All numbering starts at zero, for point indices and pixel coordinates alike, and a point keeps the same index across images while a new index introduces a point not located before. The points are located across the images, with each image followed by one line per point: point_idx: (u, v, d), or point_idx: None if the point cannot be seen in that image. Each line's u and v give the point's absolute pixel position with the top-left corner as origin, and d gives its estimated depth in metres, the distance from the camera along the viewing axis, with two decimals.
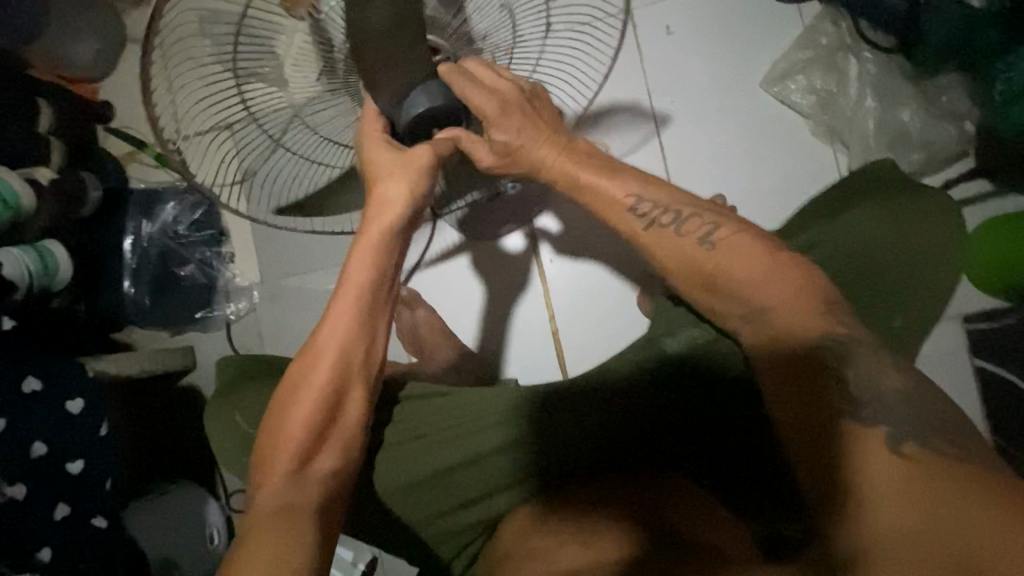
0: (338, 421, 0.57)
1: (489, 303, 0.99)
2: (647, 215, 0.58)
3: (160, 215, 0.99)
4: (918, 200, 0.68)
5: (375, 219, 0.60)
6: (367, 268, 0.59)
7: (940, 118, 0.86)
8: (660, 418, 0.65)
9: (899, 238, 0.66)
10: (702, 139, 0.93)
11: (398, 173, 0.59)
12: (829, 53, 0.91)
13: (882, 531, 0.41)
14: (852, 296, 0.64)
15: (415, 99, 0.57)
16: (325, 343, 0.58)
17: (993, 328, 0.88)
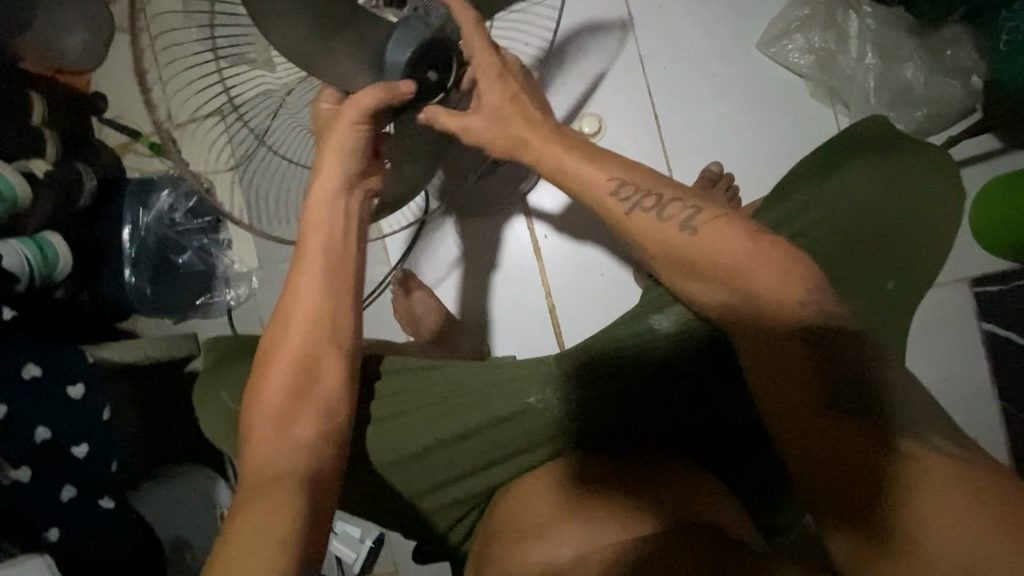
0: (315, 388, 0.56)
1: (486, 281, 0.98)
2: (629, 199, 0.54)
3: (154, 204, 0.99)
4: (927, 165, 0.65)
5: (326, 180, 0.59)
6: (325, 223, 0.59)
7: (944, 73, 0.82)
8: (652, 390, 0.63)
9: (892, 193, 0.64)
10: (695, 105, 0.91)
11: (336, 129, 0.58)
12: (828, 8, 0.86)
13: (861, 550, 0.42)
14: (844, 264, 0.61)
15: (404, 44, 0.58)
16: (296, 305, 0.57)
17: (1001, 290, 0.85)
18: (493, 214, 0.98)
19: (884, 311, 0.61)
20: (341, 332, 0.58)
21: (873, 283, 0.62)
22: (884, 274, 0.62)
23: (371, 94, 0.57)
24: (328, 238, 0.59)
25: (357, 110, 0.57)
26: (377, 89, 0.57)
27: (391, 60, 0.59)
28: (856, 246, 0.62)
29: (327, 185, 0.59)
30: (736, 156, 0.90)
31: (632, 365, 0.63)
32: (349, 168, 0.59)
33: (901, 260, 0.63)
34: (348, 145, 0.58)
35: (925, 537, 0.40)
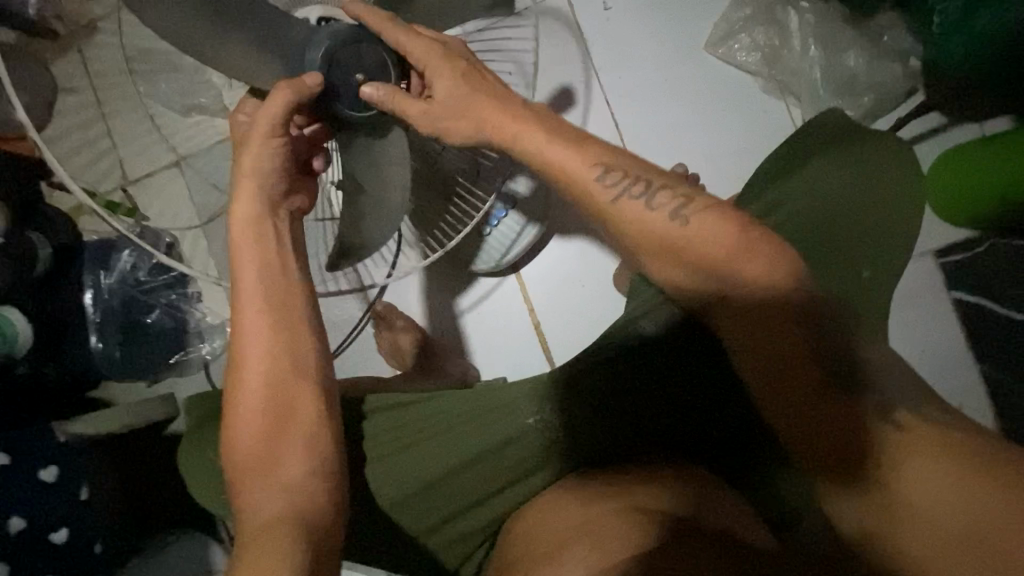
0: (288, 424, 0.55)
1: (467, 304, 0.97)
2: (614, 186, 0.53)
3: (116, 264, 0.96)
4: (875, 145, 0.68)
5: (248, 207, 0.58)
6: (260, 257, 0.58)
7: (884, 58, 0.85)
8: (650, 392, 0.63)
9: (854, 176, 0.65)
10: (655, 110, 0.93)
11: (249, 149, 0.57)
12: (768, 7, 0.89)
13: (848, 494, 0.48)
14: (818, 253, 0.63)
15: (314, 48, 0.60)
16: (250, 349, 0.56)
17: (965, 259, 0.88)
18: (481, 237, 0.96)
19: (864, 296, 0.62)
20: (302, 361, 0.57)
21: (850, 271, 0.63)
22: (858, 262, 0.63)
23: (279, 97, 0.56)
24: (264, 268, 0.58)
25: (264, 125, 0.56)
26: (281, 94, 0.56)
27: (307, 59, 0.60)
28: (828, 235, 0.63)
29: (252, 211, 0.58)
30: (699, 155, 0.92)
31: (622, 373, 0.63)
32: (280, 185, 0.59)
33: (870, 246, 0.64)
34: (266, 164, 0.58)
35: (908, 475, 0.46)
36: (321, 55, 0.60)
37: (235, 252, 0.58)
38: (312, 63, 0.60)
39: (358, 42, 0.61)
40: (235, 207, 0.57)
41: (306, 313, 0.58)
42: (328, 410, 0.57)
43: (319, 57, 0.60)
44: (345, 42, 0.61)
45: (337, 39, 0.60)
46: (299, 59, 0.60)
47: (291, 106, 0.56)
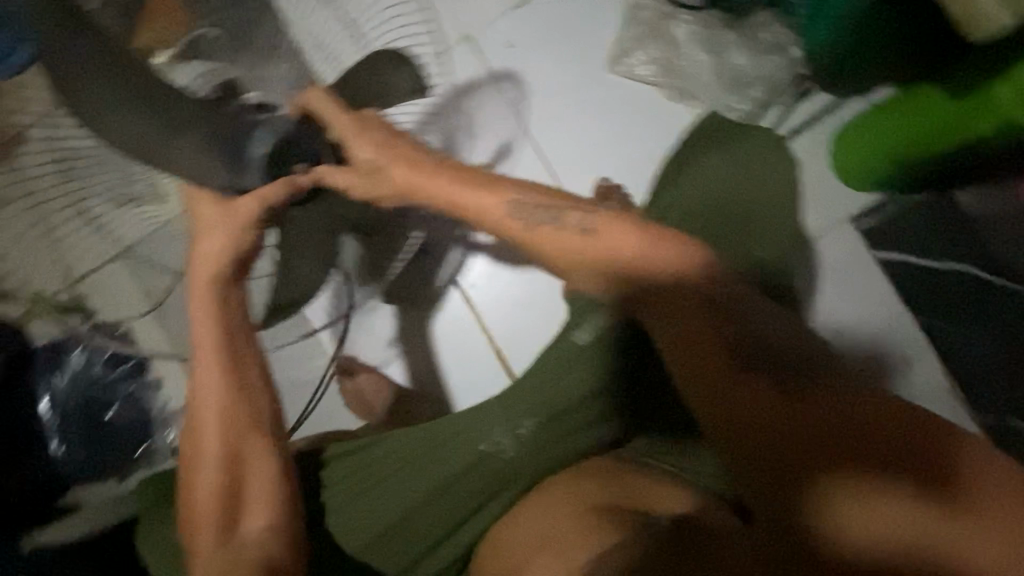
0: (244, 484, 0.57)
1: (426, 344, 0.99)
2: (526, 217, 0.58)
3: (68, 365, 0.96)
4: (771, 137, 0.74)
5: (203, 276, 0.59)
6: (215, 325, 0.59)
7: (766, 52, 0.92)
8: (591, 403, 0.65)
9: (738, 167, 0.72)
10: (571, 132, 0.98)
11: (214, 235, 0.59)
12: (655, 24, 0.96)
13: (885, 509, 0.41)
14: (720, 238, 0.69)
15: (257, 145, 0.58)
16: (207, 412, 0.58)
17: (881, 219, 0.94)
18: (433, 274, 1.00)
19: (761, 269, 0.69)
20: (261, 420, 0.59)
21: (749, 251, 0.69)
22: (755, 241, 0.70)
23: (275, 191, 0.60)
24: (219, 332, 0.59)
25: (244, 216, 0.59)
26: (284, 185, 0.60)
27: (249, 158, 0.58)
28: (725, 221, 0.69)
29: (210, 275, 0.59)
30: (618, 166, 0.97)
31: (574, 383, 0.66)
32: (235, 255, 0.60)
33: (763, 225, 0.70)
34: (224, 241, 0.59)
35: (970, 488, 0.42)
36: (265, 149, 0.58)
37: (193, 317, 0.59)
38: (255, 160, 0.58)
39: (300, 130, 0.62)
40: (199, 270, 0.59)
41: (261, 378, 0.61)
42: (286, 467, 0.60)
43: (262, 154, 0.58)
44: (286, 141, 0.60)
45: (275, 132, 0.60)
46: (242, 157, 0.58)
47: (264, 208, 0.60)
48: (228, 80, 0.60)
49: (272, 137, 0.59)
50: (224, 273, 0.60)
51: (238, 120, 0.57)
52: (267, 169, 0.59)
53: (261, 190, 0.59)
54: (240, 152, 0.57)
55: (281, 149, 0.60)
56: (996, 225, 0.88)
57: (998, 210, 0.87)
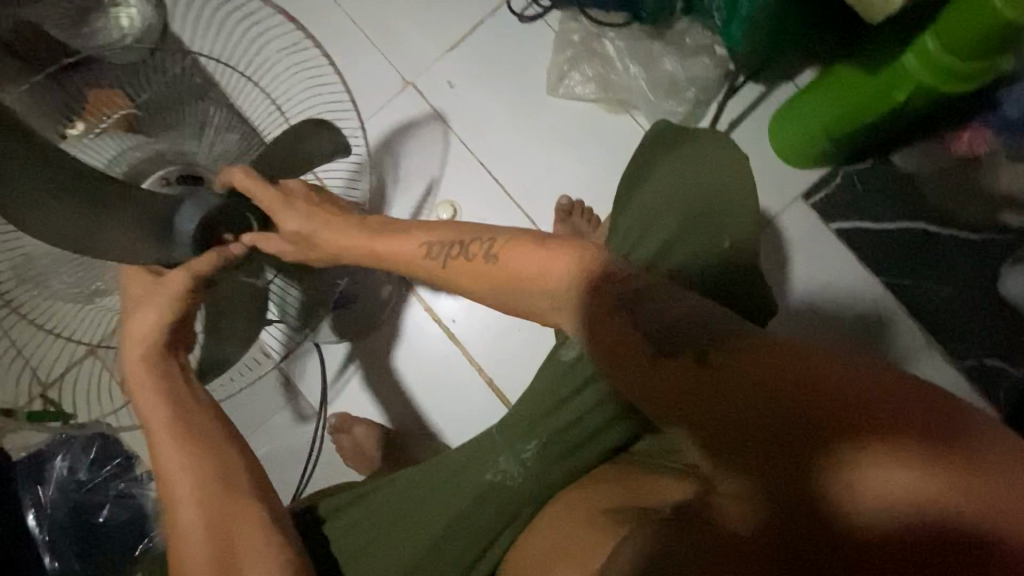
0: (233, 547, 0.54)
1: (413, 386, 1.01)
2: (438, 255, 0.62)
3: (52, 475, 0.92)
4: (694, 138, 0.78)
5: (140, 354, 0.62)
6: (162, 403, 0.60)
7: (693, 56, 0.97)
8: (591, 413, 0.65)
9: (674, 179, 0.75)
10: (523, 156, 1.03)
11: (146, 310, 0.63)
12: (585, 45, 1.01)
13: (902, 472, 0.39)
14: (683, 239, 0.71)
15: (182, 231, 0.64)
16: (176, 481, 0.57)
17: (827, 194, 0.99)
18: (413, 313, 1.02)
19: (724, 260, 0.72)
20: (231, 477, 0.58)
21: (710, 247, 0.71)
22: (716, 235, 0.72)
23: (205, 258, 0.64)
24: (174, 401, 0.61)
25: (174, 286, 0.63)
26: (211, 256, 0.64)
27: (177, 234, 0.64)
28: (688, 220, 0.72)
29: (144, 351, 0.62)
30: (573, 184, 1.02)
31: (566, 402, 0.66)
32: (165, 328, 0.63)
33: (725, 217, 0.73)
34: (150, 322, 0.62)
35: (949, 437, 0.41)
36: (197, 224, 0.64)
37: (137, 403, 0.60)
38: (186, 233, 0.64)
39: (226, 203, 0.67)
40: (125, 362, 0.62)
41: (225, 434, 0.61)
42: (275, 518, 0.57)
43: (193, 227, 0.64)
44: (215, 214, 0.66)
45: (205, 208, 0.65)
46: (174, 231, 0.64)
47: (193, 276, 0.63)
48: (149, 157, 0.73)
49: (193, 222, 0.64)
50: (158, 348, 0.63)
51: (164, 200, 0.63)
52: (193, 241, 0.65)
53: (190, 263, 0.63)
54: (166, 231, 0.63)
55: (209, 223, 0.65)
56: (942, 177, 0.95)
57: (940, 164, 0.95)
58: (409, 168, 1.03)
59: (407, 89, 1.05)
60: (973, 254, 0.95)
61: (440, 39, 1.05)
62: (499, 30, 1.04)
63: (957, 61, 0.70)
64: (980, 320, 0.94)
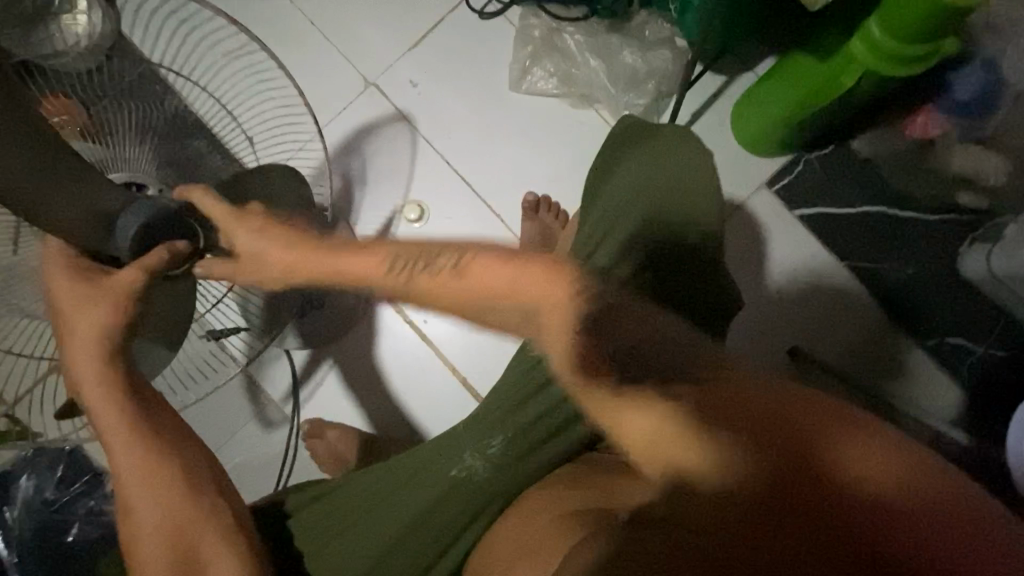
0: (198, 559, 0.54)
1: (387, 389, 1.00)
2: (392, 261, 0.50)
3: (17, 495, 0.90)
4: (662, 135, 0.77)
5: (80, 344, 0.53)
6: (116, 408, 0.53)
7: (652, 49, 0.98)
8: (553, 412, 0.65)
9: (637, 176, 0.75)
10: (489, 154, 1.03)
11: (91, 309, 0.52)
12: (546, 40, 1.01)
13: (889, 465, 0.40)
14: (647, 232, 0.72)
15: (124, 227, 0.54)
16: (137, 488, 0.54)
17: (789, 181, 1.00)
18: (383, 316, 1.01)
19: (682, 250, 0.73)
20: (198, 481, 0.56)
21: (673, 240, 0.72)
22: (680, 229, 0.73)
23: (152, 255, 0.55)
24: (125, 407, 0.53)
25: (117, 285, 0.53)
26: (159, 252, 0.55)
27: (118, 229, 0.54)
28: (652, 215, 0.72)
29: (88, 340, 0.53)
30: (540, 180, 1.02)
31: (543, 398, 0.66)
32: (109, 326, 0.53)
33: (688, 210, 0.73)
34: (92, 313, 0.52)
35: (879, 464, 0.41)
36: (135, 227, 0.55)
37: (86, 399, 0.53)
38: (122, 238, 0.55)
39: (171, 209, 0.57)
40: (67, 350, 0.53)
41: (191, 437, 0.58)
42: (239, 521, 0.57)
43: (133, 228, 0.55)
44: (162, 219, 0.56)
45: (151, 210, 0.56)
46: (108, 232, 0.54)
47: (139, 274, 0.54)
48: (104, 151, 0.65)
49: (140, 219, 0.55)
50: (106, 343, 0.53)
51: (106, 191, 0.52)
52: (132, 248, 0.55)
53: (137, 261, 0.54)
54: (106, 221, 0.54)
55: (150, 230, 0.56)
56: (898, 162, 0.96)
57: (899, 150, 0.95)
58: (373, 171, 1.03)
59: (369, 89, 1.04)
60: (937, 235, 0.97)
61: (400, 38, 1.04)
62: (459, 28, 1.03)
63: (908, 46, 0.70)
64: (942, 301, 0.96)
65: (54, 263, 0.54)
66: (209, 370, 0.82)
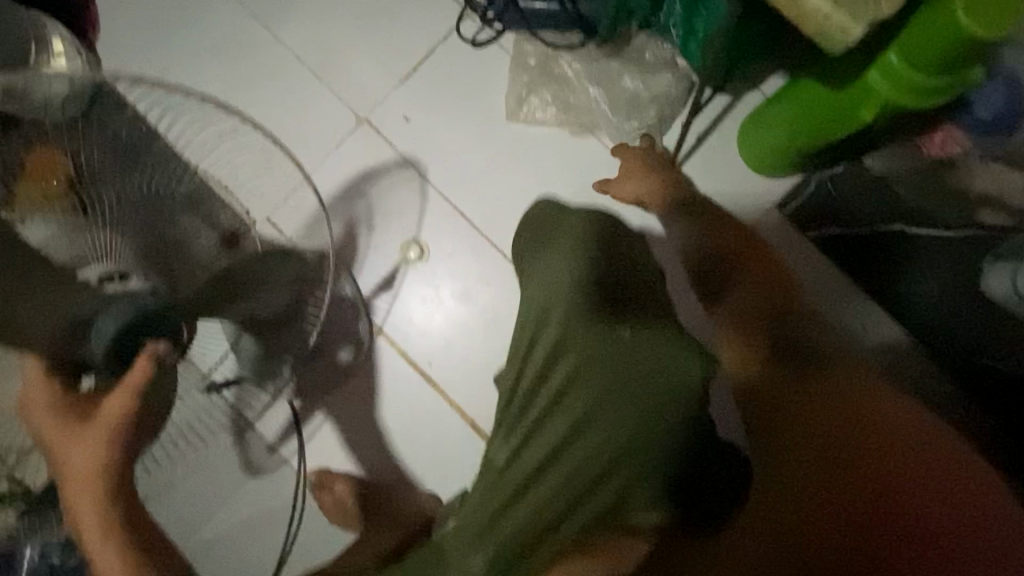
0: None
1: (394, 434, 0.97)
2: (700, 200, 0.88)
3: (22, 561, 0.88)
4: (561, 230, 0.69)
5: (69, 475, 0.48)
6: (108, 537, 0.48)
7: (655, 71, 0.94)
8: (547, 510, 0.55)
9: (547, 276, 0.66)
10: (489, 187, 0.99)
11: (76, 446, 0.48)
12: (543, 68, 0.97)
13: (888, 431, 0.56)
14: (586, 325, 0.62)
15: (101, 330, 0.49)
16: None
17: (799, 203, 0.98)
18: (388, 358, 0.98)
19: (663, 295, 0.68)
20: None
21: (617, 326, 0.62)
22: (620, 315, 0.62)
23: (136, 371, 0.49)
24: (113, 539, 0.48)
25: (108, 413, 0.49)
26: (141, 367, 0.49)
27: (95, 334, 0.49)
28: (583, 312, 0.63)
29: (78, 473, 0.48)
30: None
31: (523, 496, 0.56)
32: (103, 462, 0.49)
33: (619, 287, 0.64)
34: (85, 449, 0.48)
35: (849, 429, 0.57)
36: (113, 328, 0.49)
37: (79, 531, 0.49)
38: (99, 341, 0.49)
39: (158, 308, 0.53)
40: (59, 480, 0.49)
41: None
42: None
43: (110, 331, 0.49)
44: (144, 319, 0.51)
45: (133, 307, 0.51)
46: (87, 338, 0.49)
47: (134, 398, 0.49)
48: (82, 240, 0.57)
49: (116, 322, 0.50)
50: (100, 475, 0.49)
51: (86, 294, 0.50)
52: (110, 350, 0.49)
53: (123, 383, 0.49)
54: (82, 326, 0.49)
55: (132, 333, 0.51)
56: (912, 179, 0.91)
57: (913, 168, 0.91)
58: (373, 214, 1.00)
59: (362, 125, 1.00)
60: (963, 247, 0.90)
61: (390, 72, 1.01)
62: (450, 58, 1.00)
63: (921, 76, 0.68)
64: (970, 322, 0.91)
65: (23, 395, 0.49)
66: (183, 447, 0.65)
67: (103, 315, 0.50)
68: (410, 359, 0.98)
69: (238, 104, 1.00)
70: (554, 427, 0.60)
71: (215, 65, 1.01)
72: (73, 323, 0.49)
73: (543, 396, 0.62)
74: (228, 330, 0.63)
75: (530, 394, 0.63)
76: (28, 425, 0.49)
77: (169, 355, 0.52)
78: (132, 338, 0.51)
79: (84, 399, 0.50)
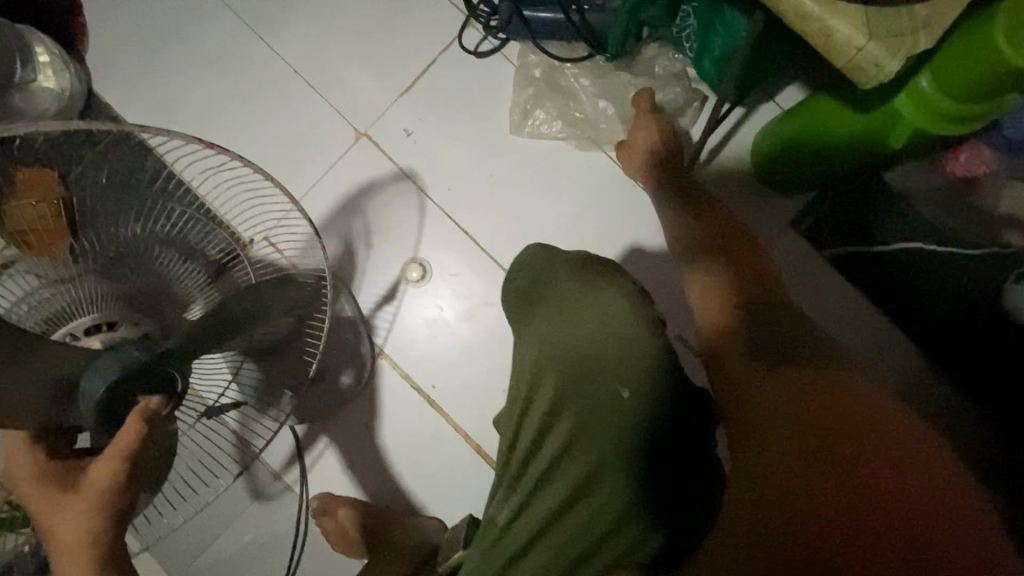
0: None
1: (397, 458, 0.95)
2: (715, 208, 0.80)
3: None
4: (550, 274, 0.66)
5: (61, 540, 0.47)
6: None
7: (664, 85, 0.91)
8: (551, 573, 0.56)
9: (539, 326, 0.63)
10: (492, 204, 0.96)
11: (67, 515, 0.47)
12: (548, 80, 0.94)
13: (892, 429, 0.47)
14: (590, 374, 0.59)
15: (91, 388, 0.48)
16: None
17: (818, 216, 0.93)
18: (390, 380, 0.96)
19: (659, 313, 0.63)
20: None
21: (618, 374, 0.59)
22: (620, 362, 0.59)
23: (125, 431, 0.47)
24: None
25: (99, 477, 0.47)
26: (130, 427, 0.48)
27: (84, 394, 0.48)
28: (582, 361, 0.60)
29: (70, 538, 0.47)
30: (549, 230, 0.94)
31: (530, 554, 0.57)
32: (94, 529, 0.47)
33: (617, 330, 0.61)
34: (77, 517, 0.47)
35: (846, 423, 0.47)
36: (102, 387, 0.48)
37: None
38: (90, 399, 0.48)
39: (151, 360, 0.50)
40: (50, 544, 0.47)
41: None
42: None
43: (99, 389, 0.48)
44: (132, 374, 0.49)
45: (121, 361, 0.49)
46: (79, 396, 0.48)
47: (123, 459, 0.47)
48: (59, 297, 0.53)
49: (104, 380, 0.48)
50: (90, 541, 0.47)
51: (72, 352, 0.47)
52: (100, 409, 0.48)
53: (112, 447, 0.47)
54: (68, 386, 0.47)
55: (122, 390, 0.48)
56: (930, 198, 0.87)
57: (933, 186, 0.87)
58: (372, 233, 0.97)
59: (361, 140, 0.97)
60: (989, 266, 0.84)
61: (389, 84, 0.97)
62: (452, 69, 0.96)
63: (952, 102, 0.66)
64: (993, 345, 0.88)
65: (19, 467, 0.49)
66: (196, 483, 0.70)
67: (93, 371, 0.48)
68: (413, 381, 0.96)
69: (235, 118, 0.97)
70: (559, 483, 0.58)
71: (208, 78, 0.98)
72: (61, 383, 0.47)
73: (542, 456, 0.59)
74: (229, 360, 0.67)
75: (530, 451, 0.60)
76: (23, 498, 0.49)
77: (162, 411, 0.50)
78: (122, 394, 0.49)
79: (77, 465, 0.50)
